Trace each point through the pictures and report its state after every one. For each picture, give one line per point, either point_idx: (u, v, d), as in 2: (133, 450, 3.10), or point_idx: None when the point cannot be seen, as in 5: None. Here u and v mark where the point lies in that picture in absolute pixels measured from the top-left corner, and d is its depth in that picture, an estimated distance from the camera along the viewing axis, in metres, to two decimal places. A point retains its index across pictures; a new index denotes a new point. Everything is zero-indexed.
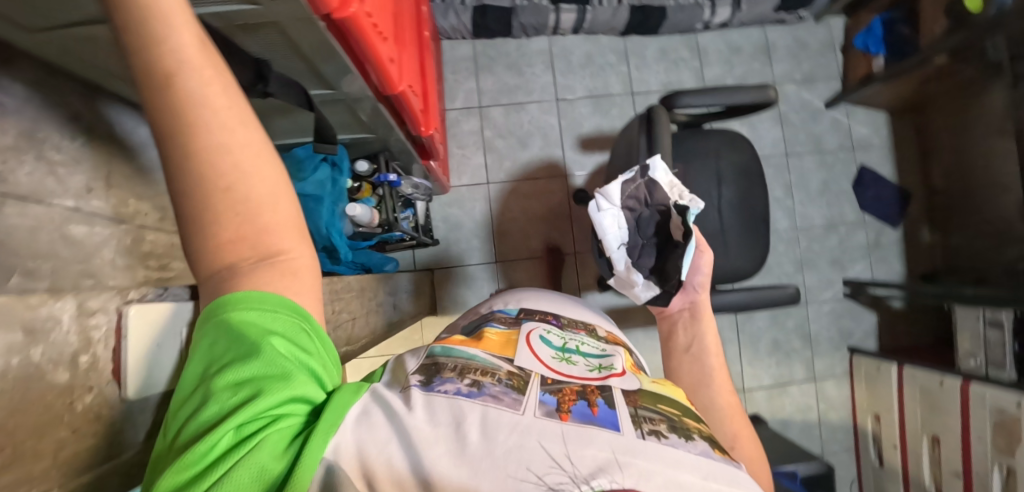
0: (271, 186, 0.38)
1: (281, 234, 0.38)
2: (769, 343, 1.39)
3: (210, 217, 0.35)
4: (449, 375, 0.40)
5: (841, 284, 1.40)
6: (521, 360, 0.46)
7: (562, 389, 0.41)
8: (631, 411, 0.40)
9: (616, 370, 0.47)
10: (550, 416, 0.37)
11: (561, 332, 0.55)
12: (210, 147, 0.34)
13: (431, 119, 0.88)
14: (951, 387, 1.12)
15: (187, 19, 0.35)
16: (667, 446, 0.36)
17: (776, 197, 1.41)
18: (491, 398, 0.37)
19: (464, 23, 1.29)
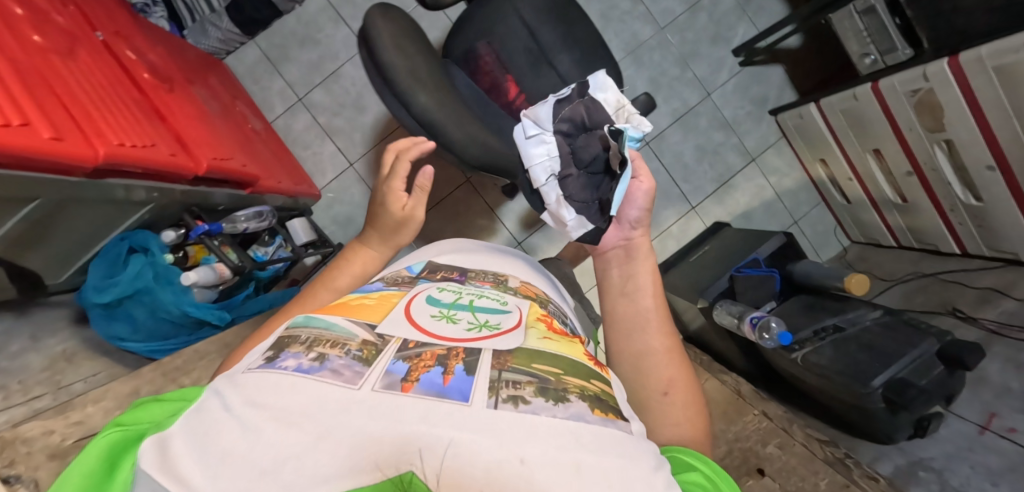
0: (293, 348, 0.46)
1: None
2: (695, 152, 1.33)
3: (254, 342, 0.46)
4: (297, 351, 0.33)
5: (732, 57, 1.31)
6: (386, 323, 0.37)
7: (419, 354, 0.34)
8: (494, 375, 0.32)
9: (499, 330, 0.40)
10: (390, 388, 0.30)
11: (459, 288, 0.48)
12: (305, 310, 0.49)
13: (202, 152, 0.82)
14: (865, 96, 1.06)
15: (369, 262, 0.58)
16: (527, 416, 0.30)
17: (626, 9, 1.30)
18: (328, 373, 0.31)
19: (231, 30, 1.19)
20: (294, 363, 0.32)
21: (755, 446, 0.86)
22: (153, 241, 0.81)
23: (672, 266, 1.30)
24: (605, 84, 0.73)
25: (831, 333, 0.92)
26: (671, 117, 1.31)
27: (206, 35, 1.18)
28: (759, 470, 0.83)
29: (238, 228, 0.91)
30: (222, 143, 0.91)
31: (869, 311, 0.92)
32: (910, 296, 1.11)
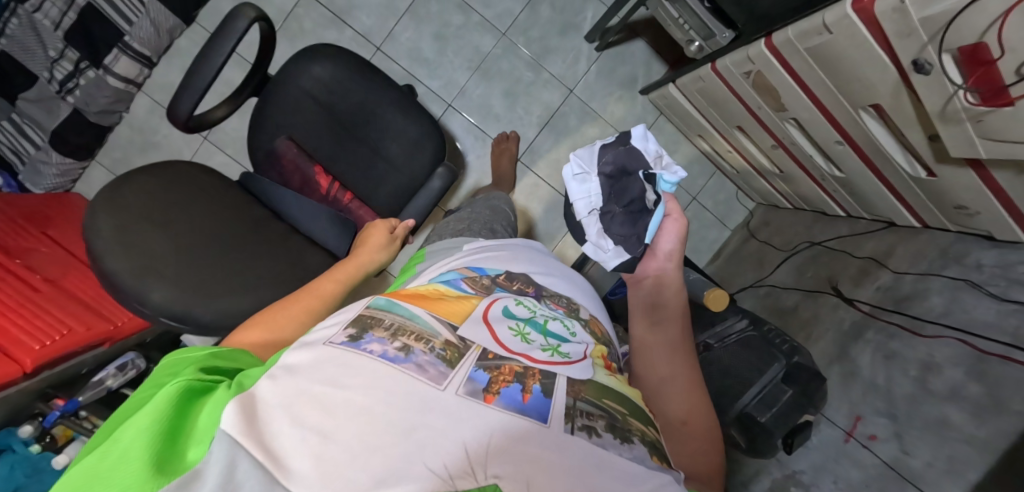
0: (294, 317, 0.53)
1: (266, 336, 0.49)
2: (572, 154, 1.27)
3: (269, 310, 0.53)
4: (382, 336, 0.36)
5: (587, 44, 1.24)
6: (466, 328, 0.39)
7: (500, 366, 0.36)
8: (569, 402, 0.36)
9: (569, 360, 0.41)
10: (473, 395, 0.33)
11: (532, 303, 0.48)
12: (314, 290, 0.58)
13: (24, 347, 0.82)
14: (709, 77, 0.99)
15: (356, 269, 0.69)
16: (595, 446, 0.33)
17: (460, 24, 1.22)
18: (415, 368, 0.33)
19: (64, 160, 1.17)
20: (383, 351, 0.35)
21: None
22: (12, 438, 0.80)
23: None
24: (646, 132, 0.67)
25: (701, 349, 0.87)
26: (538, 125, 1.26)
27: (41, 174, 1.16)
28: None
29: (103, 389, 0.92)
30: (57, 315, 0.91)
31: (734, 319, 0.88)
32: (802, 269, 1.08)
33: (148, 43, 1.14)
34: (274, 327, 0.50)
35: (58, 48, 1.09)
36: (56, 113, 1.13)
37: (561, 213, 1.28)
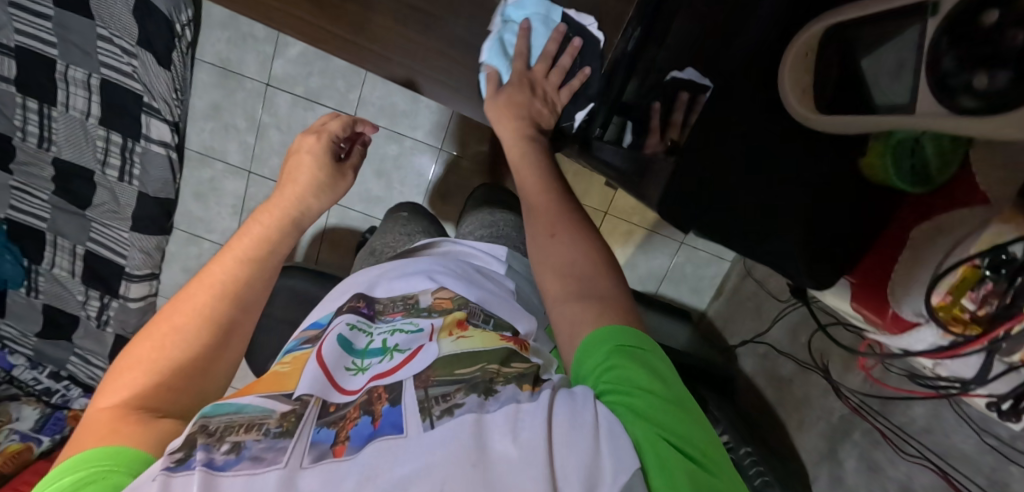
0: (188, 339, 0.48)
1: (145, 385, 0.46)
2: None
3: (152, 351, 0.47)
4: (205, 442, 0.39)
5: None
6: (299, 386, 0.47)
7: (341, 415, 0.44)
8: (420, 398, 0.43)
9: (406, 351, 0.53)
10: (322, 458, 0.39)
11: (370, 328, 0.60)
12: (212, 289, 0.52)
13: None
14: None
15: (267, 223, 0.59)
16: (456, 418, 0.40)
17: (397, 152, 1.21)
18: (251, 464, 0.38)
19: None
20: (210, 457, 0.38)
21: None
22: None
23: None
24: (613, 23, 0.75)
25: None
26: None
27: None
28: None
29: None
30: None
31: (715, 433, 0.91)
32: (796, 330, 1.02)
33: (146, 262, 1.28)
34: (155, 375, 0.46)
35: (83, 290, 1.28)
36: (104, 341, 1.33)
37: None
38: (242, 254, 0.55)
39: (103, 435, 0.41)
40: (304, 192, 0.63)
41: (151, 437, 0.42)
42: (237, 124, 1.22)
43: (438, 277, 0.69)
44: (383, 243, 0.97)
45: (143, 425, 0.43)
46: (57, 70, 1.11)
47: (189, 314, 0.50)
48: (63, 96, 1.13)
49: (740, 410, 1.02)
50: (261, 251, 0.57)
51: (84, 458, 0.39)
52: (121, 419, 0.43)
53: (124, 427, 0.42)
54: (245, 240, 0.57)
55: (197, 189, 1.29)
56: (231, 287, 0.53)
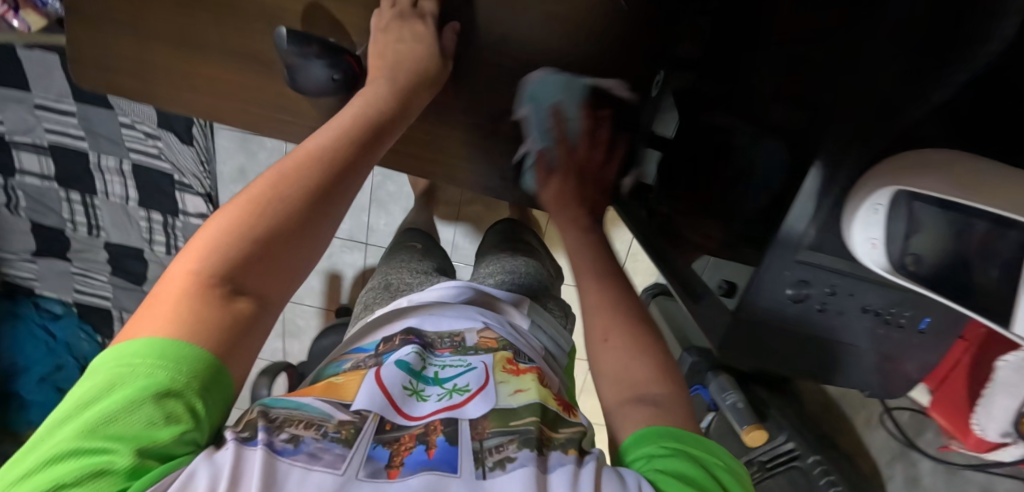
0: (287, 205, 0.41)
1: (234, 245, 0.38)
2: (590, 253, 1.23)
3: (250, 207, 0.40)
4: (266, 424, 0.37)
5: None
6: (358, 401, 0.42)
7: (399, 439, 0.39)
8: (475, 446, 0.39)
9: (468, 391, 0.46)
10: (375, 476, 0.34)
11: (427, 355, 0.54)
12: (324, 151, 0.46)
13: None
14: None
15: (375, 100, 0.54)
16: (510, 470, 0.36)
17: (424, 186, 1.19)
18: (306, 458, 0.34)
19: None
20: (271, 441, 0.35)
21: None
22: None
23: None
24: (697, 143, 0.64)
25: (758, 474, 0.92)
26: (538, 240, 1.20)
27: None
28: None
29: None
30: None
31: (780, 441, 0.90)
32: None
33: None
34: (251, 230, 0.39)
35: None
36: None
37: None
38: (323, 145, 0.46)
39: (176, 318, 0.34)
40: (386, 103, 0.54)
41: (229, 331, 0.35)
42: None
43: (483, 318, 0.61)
44: (396, 279, 0.83)
45: (226, 311, 0.36)
46: (91, 161, 1.18)
47: (270, 187, 0.42)
48: (101, 185, 1.20)
49: (805, 411, 0.99)
50: (345, 143, 0.48)
51: (160, 347, 0.33)
52: (191, 296, 0.35)
53: (206, 302, 0.35)
54: (354, 114, 0.52)
55: None
56: (317, 173, 0.44)
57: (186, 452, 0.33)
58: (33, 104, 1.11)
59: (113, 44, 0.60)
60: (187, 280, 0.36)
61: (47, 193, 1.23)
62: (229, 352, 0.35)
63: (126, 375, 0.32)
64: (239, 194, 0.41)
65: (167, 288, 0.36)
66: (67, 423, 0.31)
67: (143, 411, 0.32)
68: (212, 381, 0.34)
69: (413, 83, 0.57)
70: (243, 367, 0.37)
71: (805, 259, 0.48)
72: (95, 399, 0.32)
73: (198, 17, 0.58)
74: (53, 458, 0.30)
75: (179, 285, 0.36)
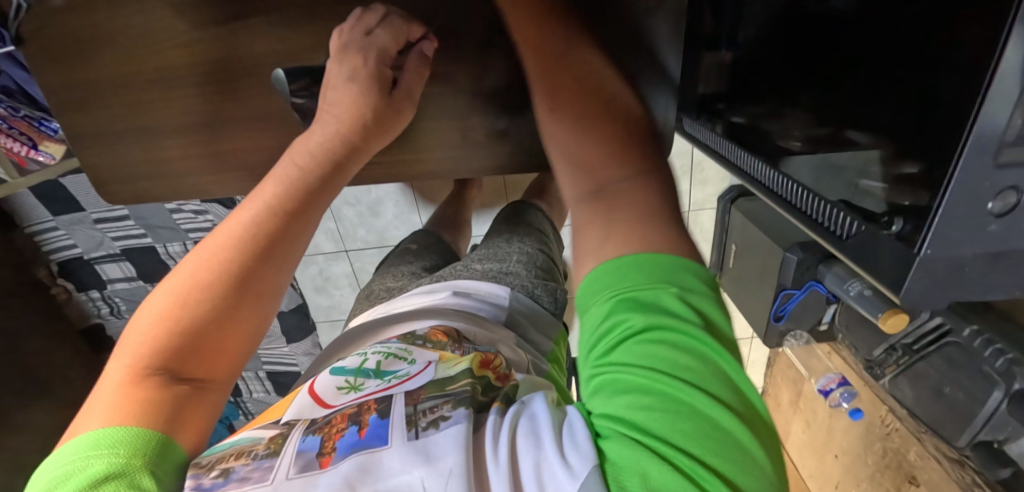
0: (220, 279, 0.38)
1: (163, 334, 0.35)
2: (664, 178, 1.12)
3: (180, 286, 0.37)
4: (196, 470, 0.33)
5: None
6: (289, 414, 0.41)
7: (330, 422, 0.38)
8: (408, 411, 0.37)
9: (408, 372, 0.44)
10: (307, 469, 0.33)
11: (367, 350, 0.51)
12: (263, 210, 0.42)
13: None
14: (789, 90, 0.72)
15: (318, 126, 0.48)
16: (442, 429, 0.34)
17: None
18: (243, 481, 0.33)
19: None
20: (197, 480, 0.32)
21: (899, 451, 0.96)
22: None
23: (724, 265, 1.22)
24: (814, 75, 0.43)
25: (906, 360, 0.86)
26: None
27: None
28: (912, 478, 0.93)
29: None
30: None
31: (925, 318, 0.82)
32: None
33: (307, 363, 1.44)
34: (176, 312, 0.35)
35: (282, 399, 1.50)
36: None
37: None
38: (275, 202, 0.42)
39: (121, 405, 0.32)
40: (350, 126, 0.48)
41: (174, 417, 0.33)
42: None
43: (437, 322, 0.55)
44: (382, 282, 0.78)
45: (169, 396, 0.33)
46: (160, 251, 1.29)
47: (213, 259, 0.38)
48: None
49: None
50: (297, 194, 0.44)
51: (100, 437, 0.30)
52: (138, 382, 0.33)
53: (135, 400, 0.32)
54: (298, 149, 0.47)
55: (314, 284, 1.37)
56: (264, 241, 0.40)
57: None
58: (93, 220, 1.25)
59: (127, 151, 0.59)
60: (116, 376, 0.33)
61: (138, 290, 1.39)
62: (178, 433, 0.33)
63: (62, 478, 0.29)
64: (181, 266, 0.38)
65: (111, 374, 0.34)
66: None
67: None
68: (160, 462, 0.31)
69: (381, 107, 0.50)
70: (193, 448, 0.34)
71: (1014, 160, 0.27)
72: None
73: (187, 93, 0.55)
74: None
75: (110, 384, 0.33)
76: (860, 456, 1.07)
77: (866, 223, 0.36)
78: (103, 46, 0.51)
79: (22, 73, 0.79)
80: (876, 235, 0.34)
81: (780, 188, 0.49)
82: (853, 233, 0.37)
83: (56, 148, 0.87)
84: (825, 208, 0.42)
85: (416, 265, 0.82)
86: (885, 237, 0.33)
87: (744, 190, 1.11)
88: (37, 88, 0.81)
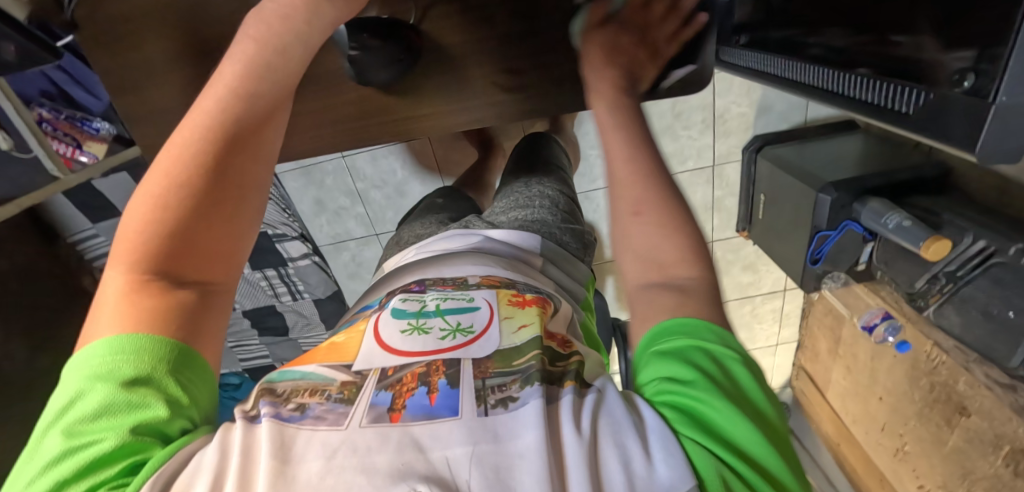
0: (184, 192, 0.39)
1: (149, 249, 0.36)
2: (684, 131, 1.13)
3: (149, 202, 0.38)
4: (272, 399, 0.37)
5: None
6: (359, 362, 0.42)
7: (399, 380, 0.39)
8: (477, 385, 0.38)
9: (472, 332, 0.45)
10: (379, 420, 0.34)
11: (421, 296, 0.53)
12: (205, 122, 0.42)
13: None
14: None
15: (250, 38, 0.48)
16: (510, 412, 0.34)
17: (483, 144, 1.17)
18: (314, 420, 0.35)
19: None
20: (276, 411, 0.35)
21: (946, 383, 0.96)
22: None
23: (752, 218, 1.22)
24: None
25: (950, 287, 0.85)
26: None
27: None
28: (962, 409, 0.94)
29: None
30: None
31: (967, 243, 0.81)
32: None
33: None
34: (154, 227, 0.37)
35: None
36: None
37: (694, 179, 1.20)
38: (212, 114, 0.43)
39: (130, 316, 0.34)
40: (280, 30, 0.49)
41: (188, 322, 0.36)
42: (343, 203, 1.27)
43: (484, 266, 0.58)
44: (411, 230, 0.80)
45: (178, 304, 0.36)
46: None
47: (163, 184, 0.39)
48: None
49: (976, 202, 0.88)
50: (239, 103, 0.44)
51: (120, 344, 0.33)
52: (141, 295, 0.35)
53: (143, 310, 0.34)
54: (230, 61, 0.46)
55: (348, 270, 1.41)
56: (215, 150, 0.41)
57: (175, 426, 0.33)
58: None
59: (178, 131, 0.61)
60: (116, 292, 0.35)
61: None
62: (194, 339, 0.36)
63: (96, 376, 0.32)
64: (141, 188, 0.40)
65: (110, 294, 0.36)
66: (55, 422, 0.32)
67: (122, 404, 0.32)
68: (182, 366, 0.34)
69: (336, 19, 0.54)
70: (214, 351, 0.38)
71: None
72: (72, 400, 0.32)
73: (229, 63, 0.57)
74: (44, 470, 0.30)
75: (115, 300, 0.35)
76: (906, 394, 1.07)
77: (933, 92, 0.37)
78: (151, 24, 0.54)
79: (61, 75, 0.85)
80: (947, 100, 0.35)
81: (845, 82, 0.48)
82: (919, 107, 0.38)
83: (99, 148, 0.89)
84: (890, 92, 0.42)
85: (442, 216, 0.84)
86: (957, 96, 0.34)
87: (767, 139, 1.14)
88: (79, 90, 0.87)
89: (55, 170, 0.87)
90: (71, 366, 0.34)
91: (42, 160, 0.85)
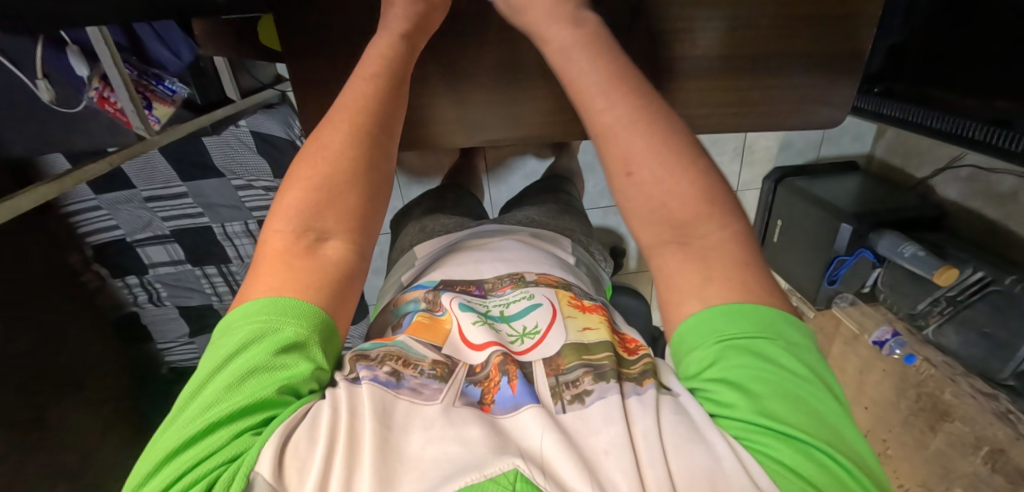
0: (333, 179, 0.45)
1: (300, 227, 0.43)
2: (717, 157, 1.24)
3: (305, 185, 0.45)
4: (364, 366, 0.42)
5: None
6: (446, 346, 0.48)
7: (488, 375, 0.44)
8: (552, 382, 0.43)
9: (539, 332, 0.50)
10: (470, 405, 0.40)
11: (483, 301, 0.58)
12: (350, 119, 0.48)
13: None
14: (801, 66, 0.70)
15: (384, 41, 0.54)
16: (584, 408, 0.40)
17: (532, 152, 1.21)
18: (411, 392, 0.40)
19: None
20: (374, 375, 0.40)
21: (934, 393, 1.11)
22: None
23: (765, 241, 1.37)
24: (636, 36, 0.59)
25: (950, 309, 1.00)
26: None
27: None
28: (946, 416, 1.08)
29: None
30: None
31: (968, 273, 0.97)
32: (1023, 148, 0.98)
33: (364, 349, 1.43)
34: (306, 209, 0.43)
35: None
36: None
37: None
38: (354, 113, 0.49)
39: (284, 283, 0.41)
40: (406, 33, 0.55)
41: (333, 291, 0.42)
42: None
43: (531, 267, 0.64)
44: (434, 220, 0.87)
45: (340, 272, 0.43)
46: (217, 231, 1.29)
47: (330, 172, 0.45)
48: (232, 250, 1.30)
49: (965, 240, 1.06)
50: (379, 104, 0.51)
51: (280, 305, 0.39)
52: (294, 266, 0.41)
53: (297, 279, 0.41)
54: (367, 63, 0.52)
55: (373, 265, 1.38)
56: (354, 145, 0.47)
57: (307, 388, 0.39)
58: (144, 198, 1.20)
59: None
60: (274, 260, 0.42)
61: (184, 275, 1.35)
62: (337, 303, 0.43)
63: (255, 332, 0.38)
64: (290, 175, 0.46)
65: (262, 264, 0.42)
66: (213, 366, 0.37)
67: (277, 362, 0.37)
68: (325, 331, 0.40)
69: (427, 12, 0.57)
70: (345, 318, 0.44)
71: None
72: (230, 351, 0.37)
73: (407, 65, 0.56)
74: (204, 404, 0.35)
75: (269, 266, 0.41)
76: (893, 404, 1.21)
77: None
78: None
79: (145, 28, 0.80)
80: None
81: (996, 138, 0.64)
82: None
83: (164, 111, 0.84)
84: None
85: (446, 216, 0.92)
86: None
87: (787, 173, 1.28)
88: (158, 47, 0.82)
89: (141, 128, 0.77)
90: (230, 322, 0.39)
91: (130, 116, 0.76)
